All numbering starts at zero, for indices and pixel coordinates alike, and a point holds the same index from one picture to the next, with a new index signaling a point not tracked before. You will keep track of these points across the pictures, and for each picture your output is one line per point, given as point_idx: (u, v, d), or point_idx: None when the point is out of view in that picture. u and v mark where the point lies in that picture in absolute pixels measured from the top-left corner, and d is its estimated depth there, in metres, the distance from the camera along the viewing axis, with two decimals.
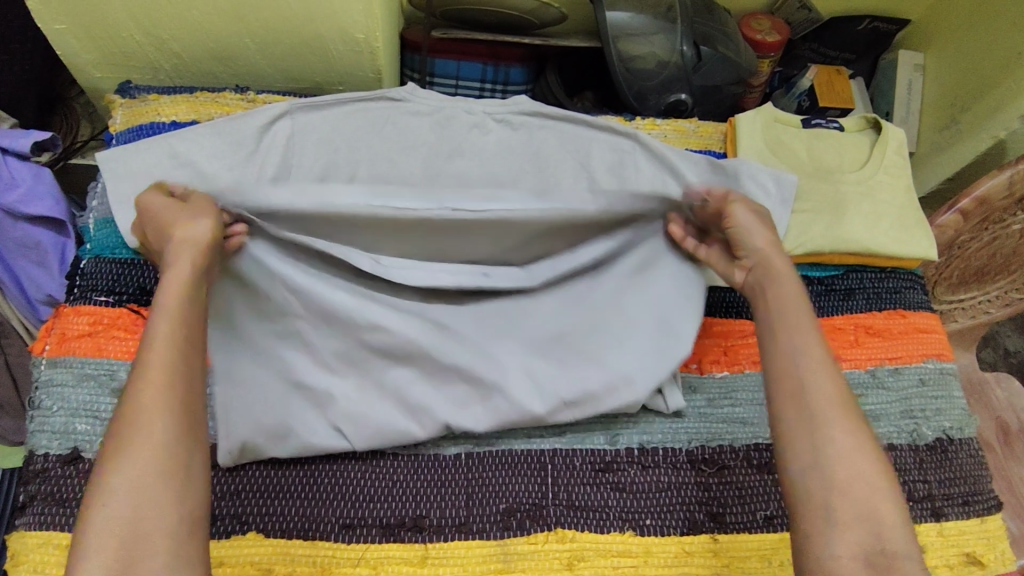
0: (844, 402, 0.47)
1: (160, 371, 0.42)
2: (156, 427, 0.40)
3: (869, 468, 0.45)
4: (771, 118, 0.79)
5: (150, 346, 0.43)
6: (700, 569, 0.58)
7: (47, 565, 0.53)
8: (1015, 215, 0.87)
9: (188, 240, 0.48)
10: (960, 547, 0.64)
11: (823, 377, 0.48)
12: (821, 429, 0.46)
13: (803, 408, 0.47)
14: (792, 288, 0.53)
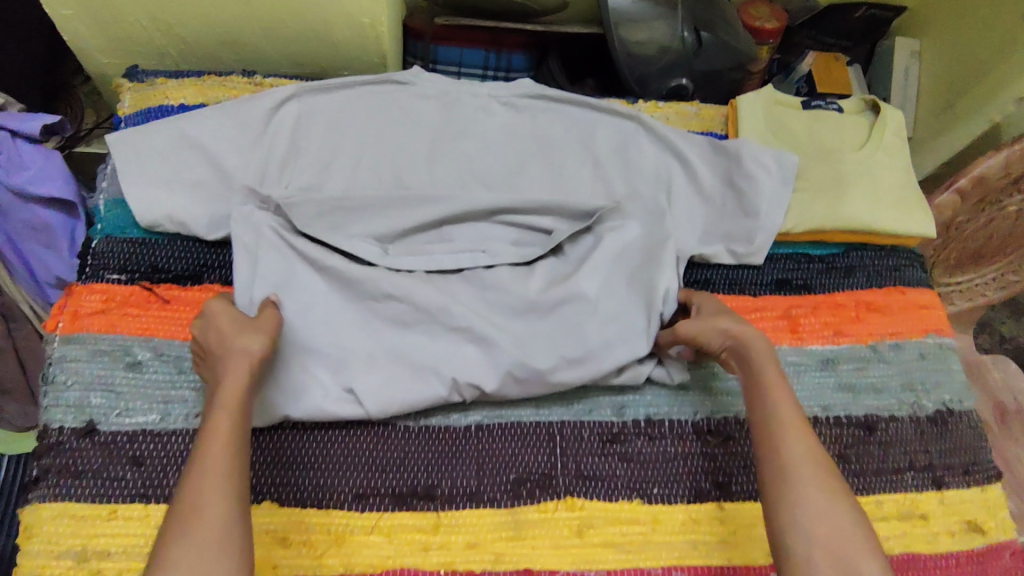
0: (821, 469, 0.51)
1: (218, 463, 0.47)
2: (218, 511, 0.45)
3: (846, 528, 0.48)
4: (772, 100, 0.80)
5: (213, 443, 0.48)
6: (706, 536, 0.60)
7: (63, 536, 0.54)
8: (1011, 195, 0.88)
9: (244, 351, 0.53)
10: (961, 515, 0.65)
11: (802, 445, 0.52)
12: (793, 491, 0.50)
13: (785, 474, 0.51)
14: (772, 370, 0.57)
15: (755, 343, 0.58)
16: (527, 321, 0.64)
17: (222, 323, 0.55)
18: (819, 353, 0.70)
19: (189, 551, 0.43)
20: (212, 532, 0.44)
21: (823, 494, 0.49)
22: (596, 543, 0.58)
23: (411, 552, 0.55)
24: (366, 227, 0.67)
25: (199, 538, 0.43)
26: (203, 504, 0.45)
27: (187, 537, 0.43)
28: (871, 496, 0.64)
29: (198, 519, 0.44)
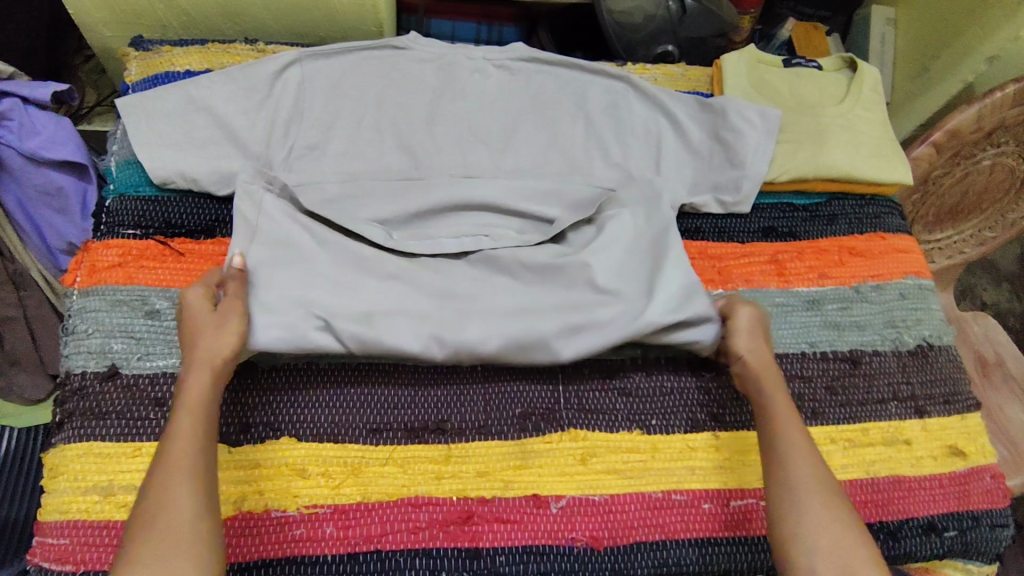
0: (828, 489, 0.53)
1: (183, 449, 0.50)
2: (186, 507, 0.47)
3: (848, 541, 0.51)
4: (755, 60, 0.83)
5: (179, 430, 0.50)
6: (704, 462, 0.63)
7: (89, 473, 0.56)
8: (985, 149, 0.93)
9: (208, 357, 0.54)
10: (943, 440, 0.69)
11: (810, 466, 0.54)
12: (802, 502, 0.53)
13: (794, 491, 0.53)
14: (783, 398, 0.59)
15: (767, 369, 0.61)
16: (527, 278, 0.65)
17: (194, 329, 0.56)
18: (806, 293, 0.74)
19: (158, 544, 0.45)
20: (180, 525, 0.46)
21: (825, 512, 0.52)
22: (599, 470, 0.61)
23: (424, 481, 0.59)
24: (368, 206, 0.67)
25: (168, 531, 0.45)
26: (170, 500, 0.47)
27: (158, 519, 0.46)
28: (857, 424, 0.68)
29: (166, 515, 0.46)
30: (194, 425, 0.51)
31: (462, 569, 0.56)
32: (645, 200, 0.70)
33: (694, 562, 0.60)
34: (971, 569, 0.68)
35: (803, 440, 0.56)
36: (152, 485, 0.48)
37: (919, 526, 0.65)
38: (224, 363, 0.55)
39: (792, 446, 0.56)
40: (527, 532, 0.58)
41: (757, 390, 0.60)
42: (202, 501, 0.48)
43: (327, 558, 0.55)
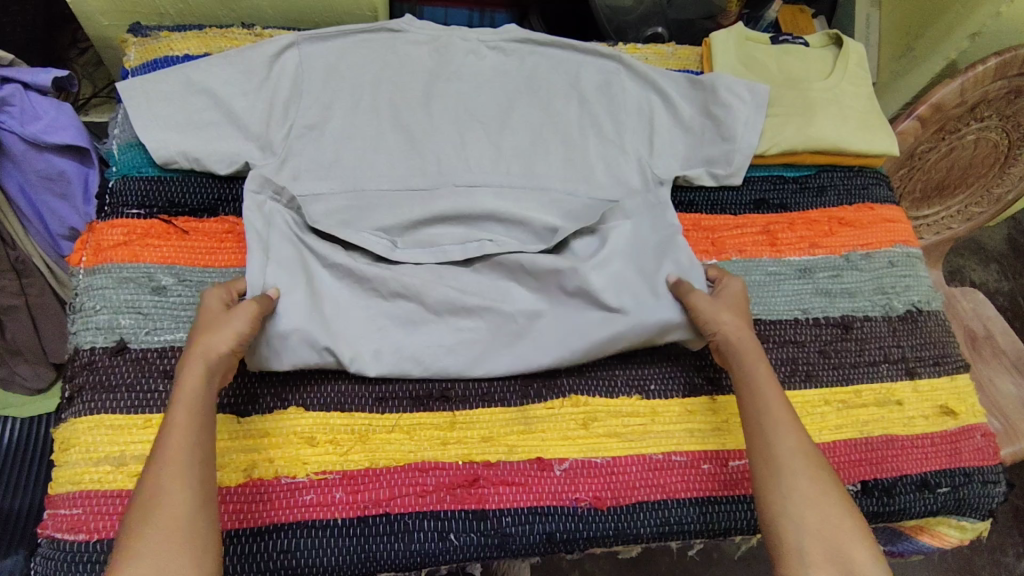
0: (814, 463, 0.52)
1: (179, 446, 0.47)
2: (182, 500, 0.44)
3: (835, 516, 0.49)
4: (743, 37, 0.85)
5: (176, 427, 0.48)
6: (703, 424, 0.65)
7: (101, 445, 0.57)
8: (969, 124, 0.95)
9: (205, 351, 0.53)
10: (934, 400, 0.71)
11: (794, 440, 0.53)
12: (788, 478, 0.51)
13: (780, 465, 0.52)
14: (764, 368, 0.58)
15: (746, 345, 0.60)
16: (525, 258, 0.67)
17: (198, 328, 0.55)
18: (797, 263, 0.76)
19: (155, 538, 0.42)
20: (177, 520, 0.43)
21: (813, 486, 0.51)
22: (601, 433, 0.63)
23: (430, 446, 0.60)
24: (377, 207, 0.69)
25: (164, 524, 0.43)
26: (164, 495, 0.44)
27: (155, 516, 0.43)
28: (850, 385, 0.70)
29: (161, 509, 0.44)
30: (192, 419, 0.49)
31: (470, 530, 0.58)
32: (652, 210, 0.72)
33: (694, 521, 0.61)
34: (964, 525, 0.70)
35: (787, 414, 0.55)
36: (148, 480, 0.45)
37: (913, 482, 0.67)
38: (221, 362, 0.53)
39: (777, 420, 0.54)
40: (532, 493, 0.60)
41: (736, 363, 0.59)
42: (199, 495, 0.45)
43: (336, 522, 0.57)
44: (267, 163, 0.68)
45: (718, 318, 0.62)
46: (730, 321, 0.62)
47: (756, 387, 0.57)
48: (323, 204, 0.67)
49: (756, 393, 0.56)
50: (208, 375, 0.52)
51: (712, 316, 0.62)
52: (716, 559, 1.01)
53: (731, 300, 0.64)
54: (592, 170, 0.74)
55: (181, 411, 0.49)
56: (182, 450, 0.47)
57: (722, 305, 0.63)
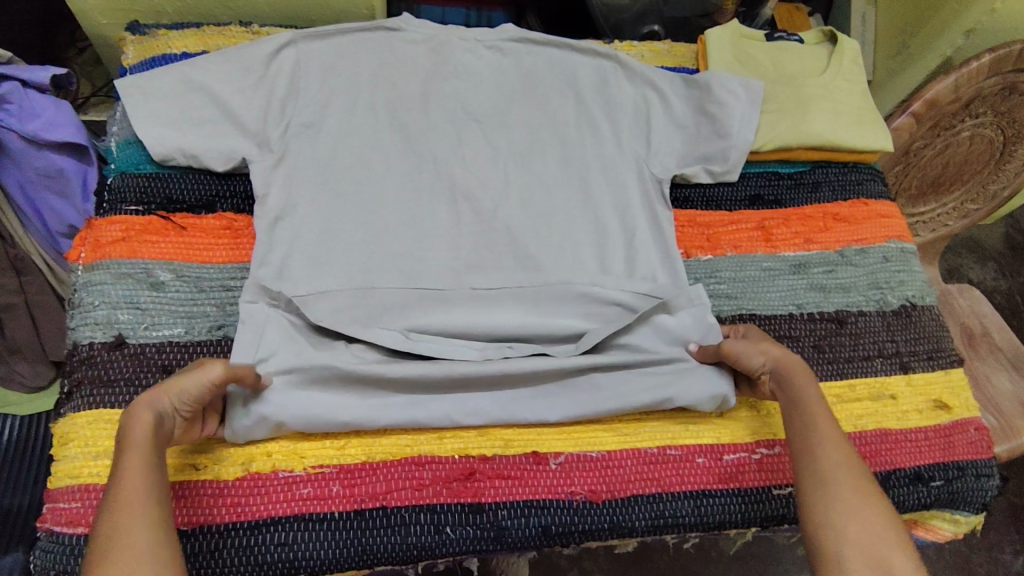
0: (856, 474, 0.52)
1: (132, 493, 0.47)
2: (142, 544, 0.45)
3: (876, 527, 0.49)
4: (738, 34, 0.85)
5: (125, 476, 0.47)
6: (699, 419, 0.65)
7: (99, 438, 0.58)
8: (963, 120, 0.95)
9: (152, 401, 0.51)
10: (927, 394, 0.72)
11: (838, 453, 0.54)
12: (830, 488, 0.52)
13: (824, 475, 0.53)
14: (814, 387, 0.58)
15: (793, 366, 0.60)
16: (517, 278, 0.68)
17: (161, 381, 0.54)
18: (792, 258, 0.76)
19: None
20: (136, 556, 0.44)
21: (856, 497, 0.51)
22: (597, 427, 0.63)
23: (426, 441, 0.61)
24: (375, 210, 0.69)
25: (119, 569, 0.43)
26: (119, 539, 0.45)
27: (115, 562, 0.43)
28: (845, 380, 0.70)
29: (115, 556, 0.44)
30: (140, 465, 0.48)
31: (466, 523, 0.58)
32: (659, 248, 0.72)
33: (689, 514, 0.62)
34: (959, 519, 0.70)
35: (832, 428, 0.56)
36: (102, 531, 0.45)
37: (906, 476, 0.67)
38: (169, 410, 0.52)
39: (825, 432, 0.55)
40: (527, 487, 0.60)
41: (785, 385, 0.59)
42: (157, 535, 0.46)
43: (333, 515, 0.57)
44: (263, 160, 0.68)
45: (762, 349, 0.61)
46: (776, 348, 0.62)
47: (800, 401, 0.57)
48: (319, 207, 0.68)
49: (804, 409, 0.57)
50: (155, 424, 0.51)
51: (754, 350, 0.61)
52: (714, 557, 1.02)
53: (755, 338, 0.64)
54: (588, 171, 0.74)
55: (130, 458, 0.48)
56: (136, 492, 0.47)
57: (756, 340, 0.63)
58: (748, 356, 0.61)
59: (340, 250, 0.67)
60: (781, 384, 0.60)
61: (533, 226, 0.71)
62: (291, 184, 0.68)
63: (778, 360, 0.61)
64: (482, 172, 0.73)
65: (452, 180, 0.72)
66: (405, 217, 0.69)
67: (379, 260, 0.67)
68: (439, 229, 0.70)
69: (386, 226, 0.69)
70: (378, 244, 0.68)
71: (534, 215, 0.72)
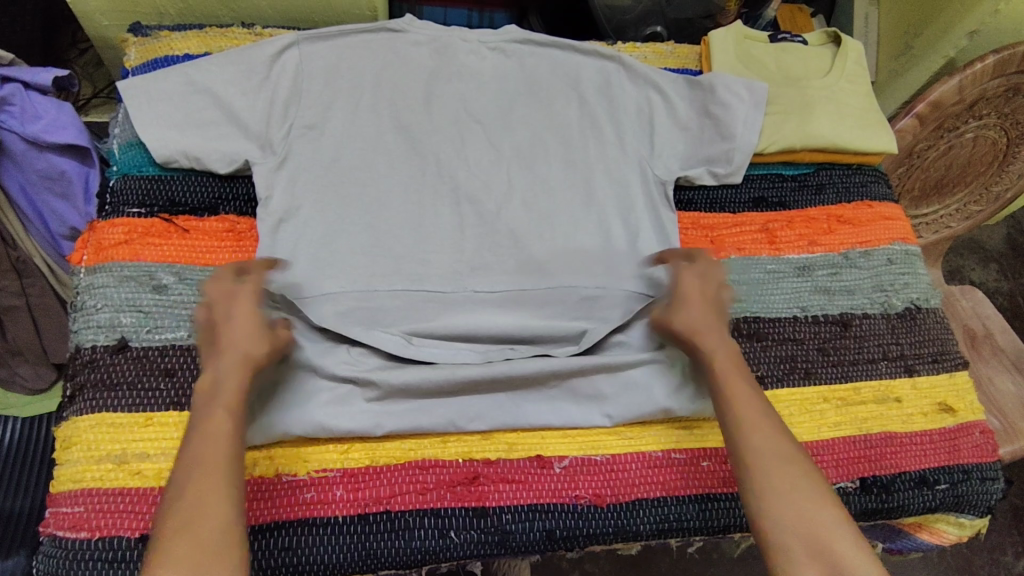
0: (784, 456, 0.53)
1: (217, 451, 0.50)
2: (224, 502, 0.47)
3: (809, 511, 0.50)
4: (741, 35, 0.84)
5: (211, 435, 0.50)
6: (703, 422, 0.65)
7: (101, 443, 0.58)
8: (967, 121, 0.95)
9: (246, 357, 0.55)
10: (933, 397, 0.71)
11: (762, 436, 0.54)
12: (760, 476, 0.52)
13: (750, 467, 0.53)
14: (733, 371, 0.58)
15: (712, 346, 0.60)
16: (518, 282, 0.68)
17: (231, 331, 0.56)
18: (796, 261, 0.76)
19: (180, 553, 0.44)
20: (222, 511, 0.47)
21: (786, 481, 0.51)
22: (601, 431, 0.63)
23: (430, 444, 0.61)
24: (378, 214, 0.69)
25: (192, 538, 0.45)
26: (207, 498, 0.47)
27: (198, 517, 0.46)
28: (849, 383, 0.70)
29: (199, 517, 0.46)
30: (230, 424, 0.51)
31: (471, 527, 0.58)
32: (665, 250, 0.72)
33: (694, 518, 0.62)
34: (963, 522, 0.70)
35: (756, 409, 0.56)
36: (186, 482, 0.48)
37: (911, 479, 0.67)
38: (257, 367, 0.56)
39: (749, 416, 0.55)
40: (532, 491, 0.60)
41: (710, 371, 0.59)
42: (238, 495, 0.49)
43: (337, 520, 0.57)
44: (266, 162, 0.68)
45: (688, 327, 0.62)
46: (695, 315, 0.62)
47: (717, 382, 0.58)
48: (321, 210, 0.68)
49: (723, 395, 0.57)
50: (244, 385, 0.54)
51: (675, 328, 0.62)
52: (716, 559, 1.01)
53: (700, 299, 0.64)
54: (591, 173, 0.74)
55: (219, 416, 0.52)
56: (224, 453, 0.50)
57: (686, 306, 0.63)
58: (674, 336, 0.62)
59: (343, 253, 0.66)
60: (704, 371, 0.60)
61: (540, 230, 0.71)
62: (294, 187, 0.68)
63: (694, 339, 0.61)
64: (487, 176, 0.73)
65: (455, 182, 0.72)
66: (410, 219, 0.69)
67: (382, 264, 0.66)
68: (444, 232, 0.69)
69: (388, 230, 0.68)
70: (382, 247, 0.67)
71: (539, 218, 0.72)
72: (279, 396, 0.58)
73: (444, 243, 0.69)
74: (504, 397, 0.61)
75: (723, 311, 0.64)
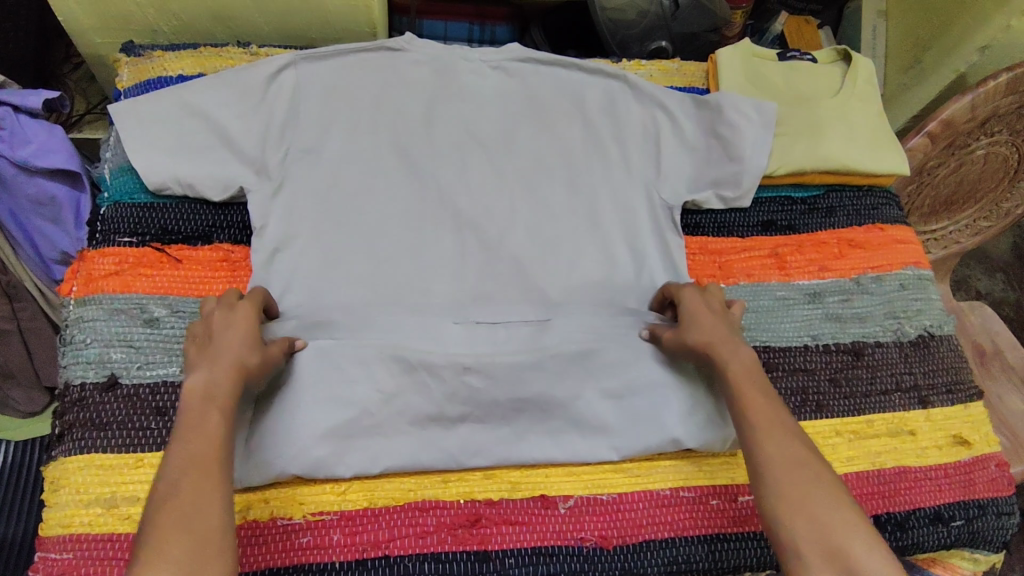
0: (801, 464, 0.50)
1: (205, 453, 0.47)
2: (213, 508, 0.44)
3: (829, 519, 0.47)
4: (749, 52, 0.82)
5: (202, 435, 0.47)
6: (711, 459, 0.64)
7: (91, 486, 0.56)
8: (979, 138, 0.92)
9: (235, 361, 0.52)
10: (947, 429, 0.70)
11: (778, 442, 0.52)
12: (776, 484, 0.50)
13: (766, 474, 0.51)
14: (747, 377, 0.56)
15: (726, 350, 0.58)
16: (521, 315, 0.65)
17: (228, 338, 0.53)
18: (806, 287, 0.74)
19: (182, 555, 0.42)
20: (210, 519, 0.44)
21: (803, 489, 0.49)
22: (607, 469, 0.63)
23: (431, 485, 0.60)
24: (376, 242, 0.66)
25: (191, 543, 0.42)
26: (192, 504, 0.44)
27: (182, 522, 0.43)
28: (862, 416, 0.68)
29: (182, 525, 0.43)
30: (219, 425, 0.48)
31: (473, 572, 0.58)
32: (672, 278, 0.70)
33: (703, 559, 0.61)
34: (978, 557, 0.68)
35: (770, 416, 0.54)
36: (171, 483, 0.45)
37: (926, 516, 0.65)
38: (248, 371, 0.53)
39: (763, 424, 0.53)
40: (536, 533, 0.60)
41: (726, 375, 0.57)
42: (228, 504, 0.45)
43: (334, 565, 0.57)
44: (261, 189, 0.66)
45: (703, 338, 0.59)
46: (710, 327, 0.60)
47: (733, 387, 0.56)
48: (317, 239, 0.65)
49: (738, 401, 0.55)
50: (234, 388, 0.51)
51: (685, 337, 0.60)
52: None
53: (709, 313, 0.61)
54: (596, 197, 0.72)
55: (210, 417, 0.48)
56: (214, 455, 0.47)
57: (696, 316, 0.61)
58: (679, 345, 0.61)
59: (341, 283, 0.64)
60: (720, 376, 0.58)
61: (544, 259, 0.69)
62: (290, 215, 0.66)
63: (712, 350, 0.59)
64: (490, 201, 0.70)
65: (456, 208, 0.69)
66: (409, 247, 0.67)
67: (380, 296, 0.64)
68: (444, 260, 0.67)
69: (383, 262, 0.66)
70: (380, 277, 0.65)
71: (545, 245, 0.69)
72: (278, 437, 0.57)
73: (445, 272, 0.67)
74: (500, 442, 0.61)
75: (733, 320, 0.62)
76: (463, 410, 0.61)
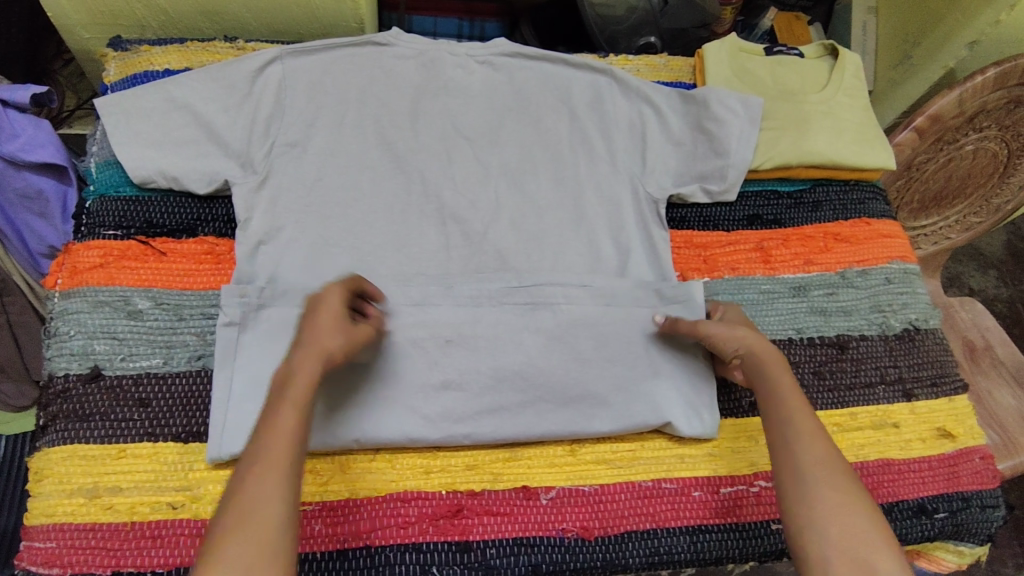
0: (835, 472, 0.52)
1: (283, 448, 0.46)
2: (271, 501, 0.44)
3: (860, 529, 0.48)
4: (736, 47, 0.82)
5: (276, 435, 0.47)
6: (691, 451, 0.65)
7: (74, 476, 0.57)
8: (968, 134, 0.93)
9: (322, 349, 0.52)
10: (932, 422, 0.70)
11: (817, 447, 0.53)
12: (811, 487, 0.51)
13: (801, 472, 0.52)
14: (789, 379, 0.58)
15: (775, 361, 0.59)
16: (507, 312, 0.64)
17: (318, 329, 0.53)
18: (792, 280, 0.74)
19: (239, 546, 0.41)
20: (268, 519, 0.43)
21: (839, 495, 0.50)
22: (589, 460, 0.63)
23: (413, 475, 0.61)
24: (362, 235, 0.67)
25: (255, 533, 0.42)
26: (253, 499, 0.43)
27: (249, 518, 0.43)
28: (846, 408, 0.69)
29: (248, 522, 0.42)
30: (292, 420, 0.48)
31: (454, 562, 0.58)
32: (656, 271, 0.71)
33: (684, 550, 0.61)
34: (963, 550, 0.68)
35: (808, 418, 0.55)
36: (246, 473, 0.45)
37: (909, 508, 0.65)
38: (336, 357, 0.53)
39: (803, 426, 0.55)
40: (516, 524, 0.60)
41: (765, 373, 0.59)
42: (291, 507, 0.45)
43: (315, 555, 0.57)
44: (246, 182, 0.66)
45: (748, 341, 0.61)
46: (756, 335, 0.61)
47: (775, 389, 0.57)
48: (301, 232, 0.66)
49: (776, 400, 0.57)
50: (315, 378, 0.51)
51: (727, 333, 0.62)
52: None
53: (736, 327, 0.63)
54: (582, 191, 0.72)
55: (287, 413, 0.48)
56: (287, 454, 0.46)
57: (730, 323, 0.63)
58: (723, 339, 0.62)
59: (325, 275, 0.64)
60: (756, 373, 0.59)
61: (528, 253, 0.69)
62: (275, 208, 0.66)
63: (751, 350, 0.60)
64: (475, 197, 0.70)
65: (441, 202, 0.69)
66: (394, 240, 0.67)
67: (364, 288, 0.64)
68: (430, 253, 0.67)
69: (367, 257, 0.66)
70: (365, 270, 0.65)
71: (529, 239, 0.69)
72: None
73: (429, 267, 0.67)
74: (483, 435, 0.61)
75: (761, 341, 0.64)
76: (446, 402, 0.61)
